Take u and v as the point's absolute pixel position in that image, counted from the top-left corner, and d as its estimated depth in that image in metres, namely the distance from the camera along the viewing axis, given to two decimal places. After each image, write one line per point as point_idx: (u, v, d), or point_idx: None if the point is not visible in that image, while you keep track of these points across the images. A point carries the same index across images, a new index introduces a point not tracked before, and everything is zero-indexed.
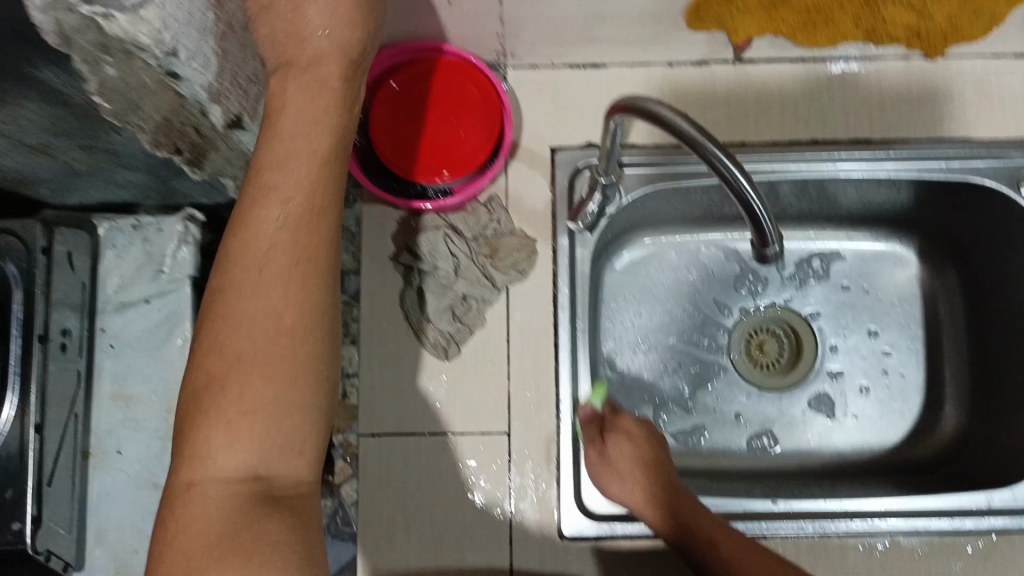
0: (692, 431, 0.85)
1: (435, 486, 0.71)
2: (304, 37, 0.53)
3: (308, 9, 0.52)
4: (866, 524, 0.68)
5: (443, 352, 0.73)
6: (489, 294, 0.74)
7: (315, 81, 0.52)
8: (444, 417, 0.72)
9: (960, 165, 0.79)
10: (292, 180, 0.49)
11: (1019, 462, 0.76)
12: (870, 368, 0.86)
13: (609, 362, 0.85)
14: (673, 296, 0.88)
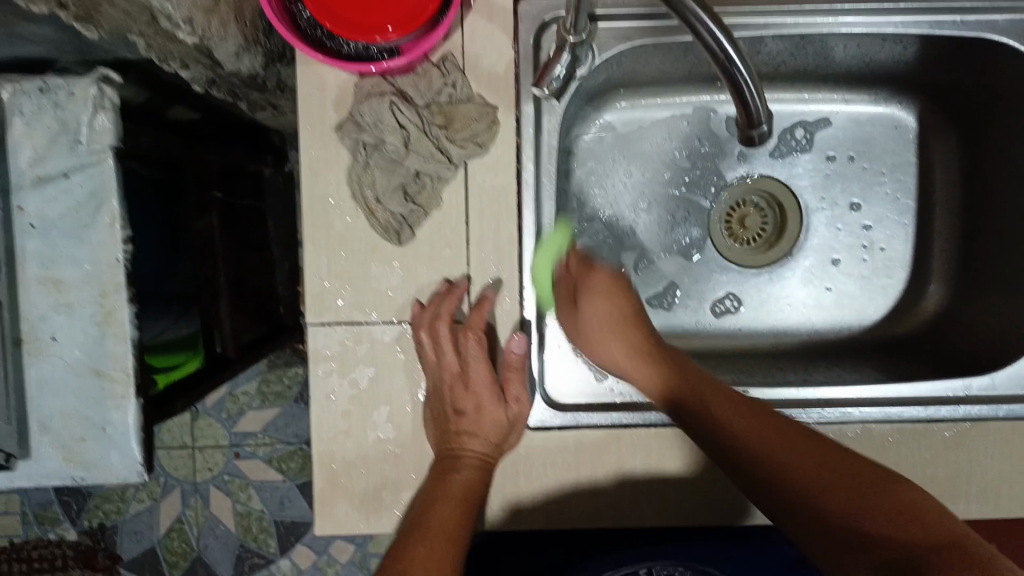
0: (665, 291, 0.82)
1: (391, 375, 0.68)
2: (461, 415, 0.66)
3: (464, 405, 0.66)
4: (835, 413, 0.66)
5: (396, 237, 0.66)
6: (445, 170, 0.65)
7: (471, 439, 0.65)
8: (399, 305, 0.68)
9: (977, 19, 0.69)
10: (436, 520, 0.62)
11: (994, 342, 0.74)
12: (850, 243, 0.81)
13: (582, 230, 0.79)
14: (670, 157, 0.82)
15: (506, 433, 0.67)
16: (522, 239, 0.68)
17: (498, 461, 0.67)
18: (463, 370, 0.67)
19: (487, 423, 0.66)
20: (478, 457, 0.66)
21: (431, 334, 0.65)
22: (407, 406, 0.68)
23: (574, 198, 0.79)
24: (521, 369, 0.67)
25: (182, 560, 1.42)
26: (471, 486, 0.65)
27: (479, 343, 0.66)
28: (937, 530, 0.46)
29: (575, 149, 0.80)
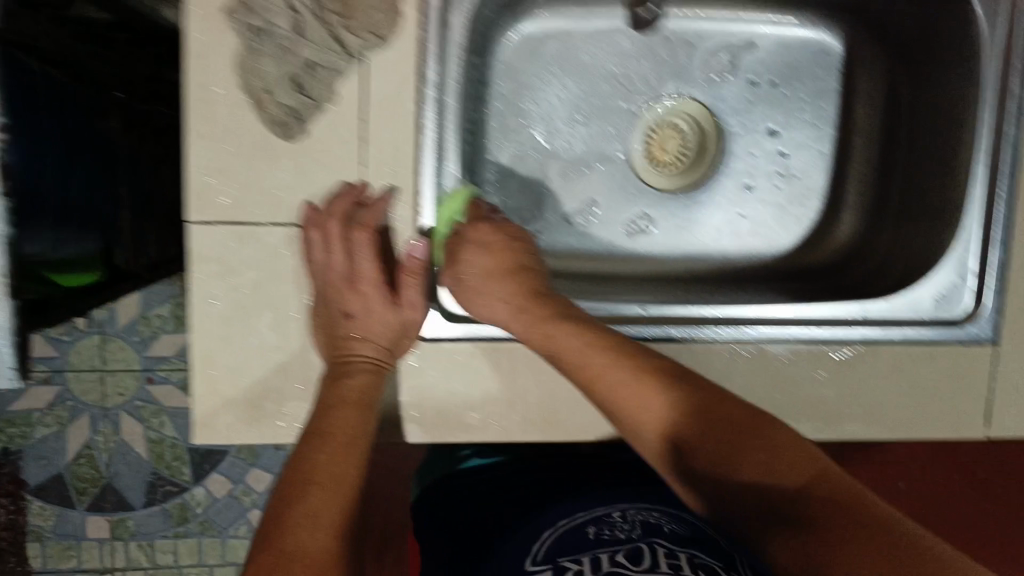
0: (583, 208, 0.80)
1: (276, 279, 0.66)
2: (352, 317, 0.66)
3: (354, 305, 0.66)
4: (730, 332, 0.67)
5: (286, 131, 0.62)
6: (341, 62, 0.61)
7: (362, 342, 0.65)
8: (287, 205, 0.64)
9: None
10: (338, 428, 0.61)
11: (890, 268, 0.75)
12: (764, 170, 0.80)
13: (505, 142, 0.77)
14: (599, 70, 0.79)
15: (397, 338, 0.66)
16: (419, 145, 0.64)
17: (391, 365, 0.67)
18: (353, 271, 0.66)
19: (378, 325, 0.66)
20: (370, 360, 0.65)
21: (324, 234, 0.63)
22: (294, 314, 0.66)
23: (487, 106, 0.76)
24: (419, 276, 0.66)
25: (91, 488, 1.37)
26: (366, 388, 0.64)
27: (371, 240, 0.65)
28: (793, 468, 0.55)
29: (500, 55, 0.76)
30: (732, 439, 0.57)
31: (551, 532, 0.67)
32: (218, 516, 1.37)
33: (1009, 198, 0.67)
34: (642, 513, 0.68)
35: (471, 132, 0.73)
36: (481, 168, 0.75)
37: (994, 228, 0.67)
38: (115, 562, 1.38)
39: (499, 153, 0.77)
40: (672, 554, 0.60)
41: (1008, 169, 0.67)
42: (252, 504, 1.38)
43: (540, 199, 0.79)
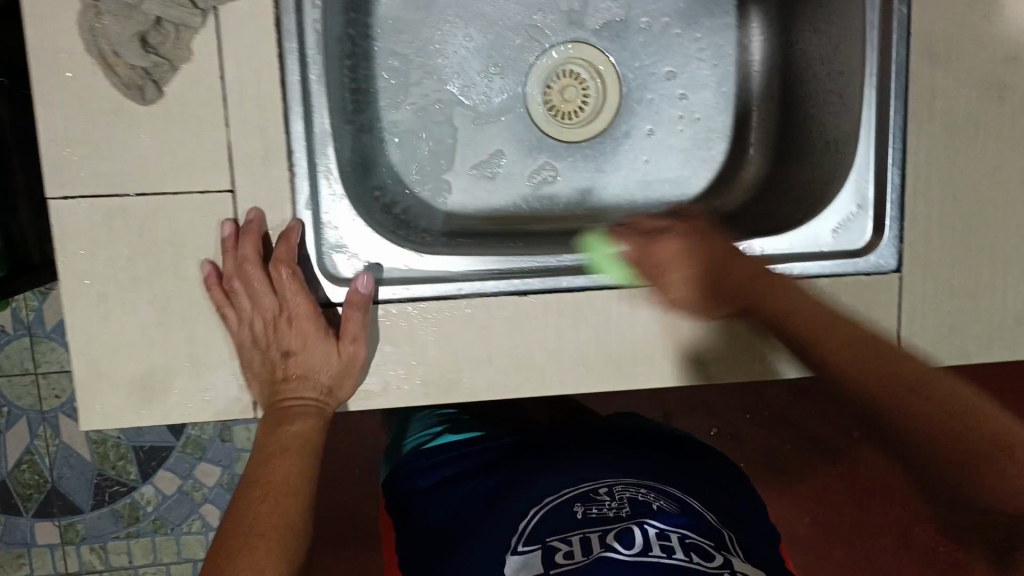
0: (488, 161, 0.77)
1: (149, 256, 0.61)
2: (286, 356, 0.60)
3: (286, 340, 0.60)
4: (619, 278, 0.65)
5: (140, 93, 0.59)
6: (190, 17, 0.58)
7: (302, 377, 0.61)
8: (151, 174, 0.60)
9: None
10: (279, 456, 0.59)
11: (795, 203, 0.72)
12: (665, 114, 0.78)
13: (401, 99, 0.75)
14: (500, 19, 0.76)
15: (338, 377, 0.61)
16: (286, 99, 0.60)
17: (336, 403, 0.62)
18: (279, 303, 0.60)
19: (316, 361, 0.60)
20: (312, 401, 0.61)
21: (241, 279, 0.59)
22: (172, 286, 0.61)
23: (377, 62, 0.73)
24: (364, 309, 0.61)
25: (36, 493, 1.13)
26: (310, 432, 0.61)
27: (294, 277, 0.60)
28: (964, 413, 0.52)
29: (386, 8, 0.73)
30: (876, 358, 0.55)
31: (537, 510, 0.63)
32: (175, 513, 1.15)
33: (904, 117, 0.65)
34: (632, 490, 0.64)
35: (352, 89, 0.70)
36: (371, 126, 0.73)
37: (890, 151, 0.65)
38: (69, 568, 1.16)
39: (395, 109, 0.75)
40: (664, 535, 0.57)
41: (902, 88, 0.64)
42: (206, 498, 1.15)
43: (441, 156, 0.76)
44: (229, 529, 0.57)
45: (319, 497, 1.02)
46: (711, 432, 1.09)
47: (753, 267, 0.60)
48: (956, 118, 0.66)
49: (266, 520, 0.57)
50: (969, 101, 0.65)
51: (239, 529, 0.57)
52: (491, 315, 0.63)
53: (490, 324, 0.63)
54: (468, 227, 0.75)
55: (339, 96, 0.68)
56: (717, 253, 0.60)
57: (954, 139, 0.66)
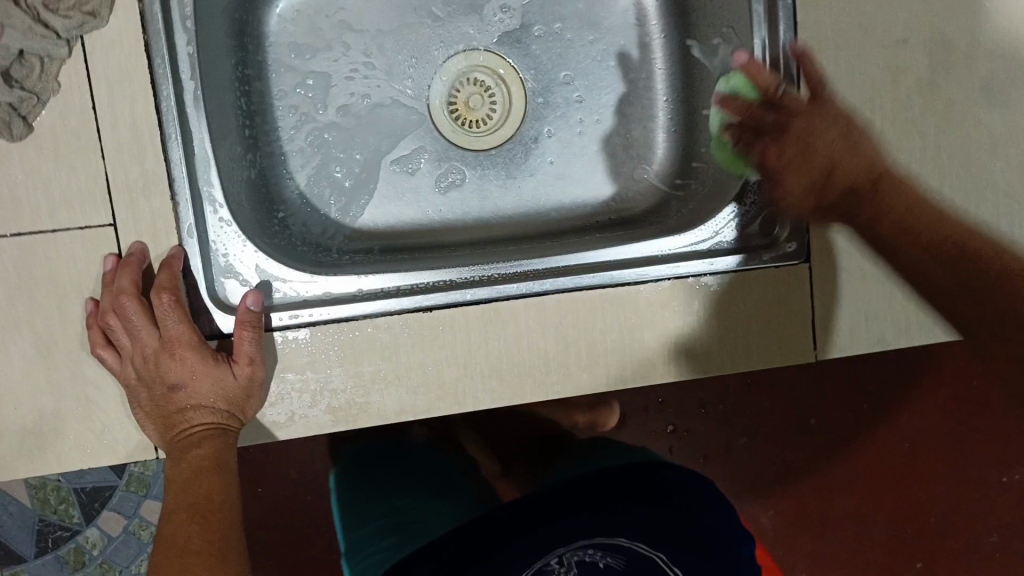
0: (400, 174, 0.76)
1: (32, 299, 0.58)
2: (173, 386, 0.57)
3: (172, 372, 0.57)
4: (524, 287, 0.63)
5: (7, 131, 0.56)
6: (55, 48, 0.55)
7: (194, 404, 0.58)
8: (26, 211, 0.57)
9: None
10: (191, 481, 0.57)
11: (703, 202, 0.72)
12: (563, 118, 0.77)
13: (316, 114, 0.73)
14: (417, 38, 0.75)
15: (233, 399, 0.58)
16: (163, 125, 0.59)
17: (241, 424, 0.59)
18: (161, 335, 0.57)
19: (205, 386, 0.57)
20: (211, 426, 0.58)
21: (119, 311, 0.57)
22: (57, 325, 0.59)
23: (285, 78, 0.72)
24: (256, 328, 0.59)
25: None
26: (217, 455, 0.58)
27: (177, 304, 0.58)
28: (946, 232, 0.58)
29: (293, 23, 0.72)
30: (894, 221, 0.60)
31: None
32: (122, 554, 1.07)
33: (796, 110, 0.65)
34: (581, 552, 0.62)
35: (248, 111, 0.69)
36: (271, 145, 0.71)
37: None
38: None
39: (303, 126, 0.73)
40: None
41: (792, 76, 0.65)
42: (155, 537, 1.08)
43: (354, 171, 0.75)
44: (165, 563, 0.54)
45: (268, 530, 0.99)
46: (668, 430, 1.09)
47: (857, 164, 0.62)
48: (850, 103, 0.66)
49: (202, 534, 0.55)
50: (860, 84, 0.66)
51: (173, 558, 0.53)
52: (393, 334, 0.61)
53: (392, 344, 0.61)
54: (375, 242, 0.74)
55: (232, 116, 0.66)
56: (794, 150, 0.64)
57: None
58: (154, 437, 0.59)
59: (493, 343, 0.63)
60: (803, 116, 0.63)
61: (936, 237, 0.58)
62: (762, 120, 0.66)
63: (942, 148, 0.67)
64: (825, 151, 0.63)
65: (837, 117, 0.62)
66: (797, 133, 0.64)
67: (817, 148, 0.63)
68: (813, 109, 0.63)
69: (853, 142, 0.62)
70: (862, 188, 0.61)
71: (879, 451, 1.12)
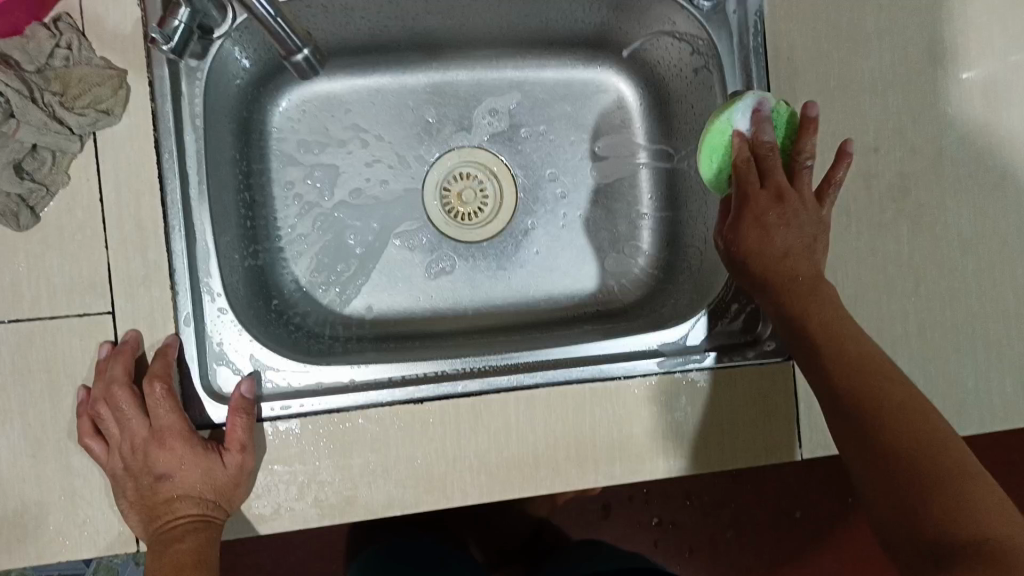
0: (393, 265, 0.78)
1: (21, 385, 0.58)
2: (160, 476, 0.57)
3: (160, 461, 0.57)
4: (514, 380, 0.64)
5: (15, 221, 0.57)
6: (67, 143, 0.58)
7: (181, 494, 0.57)
8: (25, 300, 0.58)
9: None
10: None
11: (685, 298, 0.74)
12: (550, 213, 0.80)
13: (318, 203, 0.76)
14: (412, 137, 0.79)
15: (221, 490, 0.58)
16: (167, 218, 0.60)
17: (225, 517, 0.58)
18: (152, 424, 0.57)
19: (192, 476, 0.57)
20: (197, 518, 0.57)
21: (110, 400, 0.57)
22: (47, 414, 0.59)
23: (286, 174, 0.75)
24: (249, 415, 0.59)
25: None
26: (201, 548, 0.56)
27: (169, 393, 0.58)
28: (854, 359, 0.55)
29: (297, 122, 0.76)
30: (895, 408, 0.52)
31: None
32: None
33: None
34: None
35: (248, 203, 0.71)
36: (269, 237, 0.73)
37: None
38: None
39: (298, 219, 0.75)
40: None
41: None
42: None
43: (349, 262, 0.77)
44: None
45: None
46: (653, 522, 1.08)
47: (804, 269, 0.59)
48: None
49: None
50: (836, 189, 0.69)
51: None
52: (383, 426, 0.62)
53: (383, 437, 0.62)
54: (367, 330, 0.75)
55: (232, 209, 0.68)
56: (776, 214, 0.59)
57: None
58: (136, 529, 0.58)
59: (484, 436, 0.63)
60: (796, 195, 0.60)
61: (932, 455, 0.49)
62: (766, 159, 0.60)
63: (915, 253, 0.70)
64: (786, 235, 0.59)
65: (807, 220, 0.60)
66: (787, 204, 0.60)
67: (782, 239, 0.59)
68: (798, 188, 0.61)
69: (813, 245, 0.60)
70: (796, 283, 0.59)
71: (870, 539, 1.11)
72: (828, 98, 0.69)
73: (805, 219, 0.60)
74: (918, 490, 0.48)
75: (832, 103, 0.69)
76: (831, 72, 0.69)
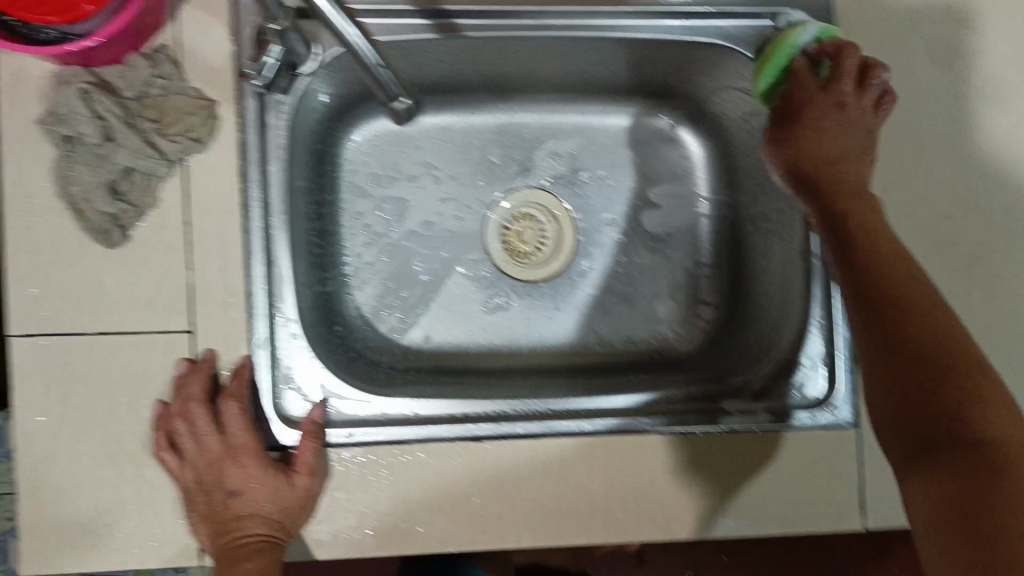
0: (455, 299, 0.79)
1: (100, 394, 0.62)
2: (230, 493, 0.59)
3: (232, 477, 0.59)
4: (573, 426, 0.65)
5: (107, 239, 0.61)
6: (158, 167, 0.60)
7: (250, 510, 0.58)
8: (112, 314, 0.61)
9: (695, 30, 0.69)
10: None
11: (745, 358, 0.74)
12: (603, 258, 0.81)
13: (386, 233, 0.78)
14: (478, 173, 0.80)
15: (287, 509, 0.59)
16: (248, 246, 0.63)
17: (289, 538, 0.60)
18: (226, 440, 0.60)
19: (261, 493, 0.59)
20: (264, 537, 0.58)
21: (185, 416, 0.60)
22: (123, 425, 0.62)
23: (355, 204, 0.77)
24: (318, 439, 0.62)
25: None
26: (267, 567, 0.57)
27: (243, 413, 0.61)
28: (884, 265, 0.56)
29: (370, 153, 0.78)
30: (921, 319, 0.52)
31: None
32: None
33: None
34: None
35: (319, 232, 0.74)
36: (333, 264, 0.75)
37: (815, 298, 0.68)
38: None
39: (363, 249, 0.77)
40: None
41: None
42: None
43: (413, 291, 0.78)
44: None
45: None
46: None
47: (853, 174, 0.63)
48: None
49: None
50: None
51: None
52: (440, 461, 0.64)
53: (439, 472, 0.64)
54: (427, 361, 0.77)
55: (304, 236, 0.70)
56: (831, 122, 0.64)
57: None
58: (204, 544, 0.59)
59: (541, 479, 0.64)
60: (852, 108, 0.64)
61: (937, 367, 0.49)
62: (839, 66, 0.64)
63: (983, 326, 0.69)
64: (837, 141, 0.64)
65: (861, 133, 0.64)
66: (841, 111, 0.64)
67: (829, 143, 0.64)
68: (858, 102, 0.65)
69: (864, 150, 0.64)
70: (845, 187, 0.62)
71: None
72: (898, 164, 0.69)
73: (857, 128, 0.64)
74: (934, 406, 0.49)
75: (903, 169, 0.69)
76: (903, 138, 0.70)
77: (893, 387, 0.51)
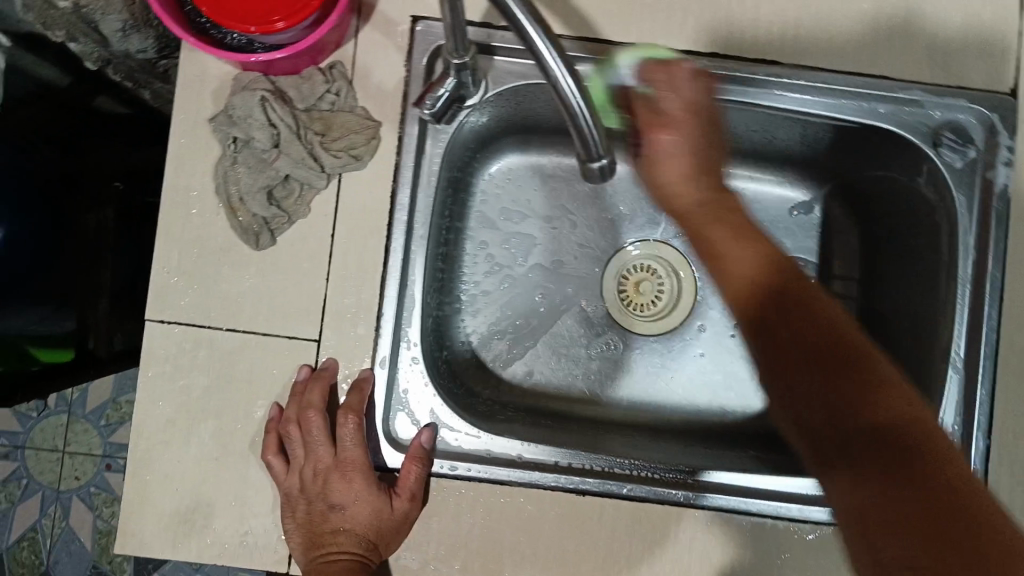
0: (565, 340, 0.78)
1: (222, 390, 0.62)
2: (331, 505, 0.59)
3: (336, 490, 0.59)
4: (680, 494, 0.63)
5: (254, 240, 0.62)
6: (316, 179, 0.62)
7: (347, 525, 0.58)
8: (246, 313, 0.62)
9: (859, 108, 0.68)
10: None
11: None
12: (719, 322, 0.79)
13: (507, 264, 0.78)
14: (606, 218, 0.80)
15: (382, 530, 0.59)
16: (386, 266, 0.63)
17: (377, 560, 0.59)
18: (337, 453, 0.60)
19: (360, 510, 0.59)
20: (355, 557, 0.58)
21: (302, 423, 0.60)
22: (238, 423, 0.62)
23: (482, 232, 0.78)
24: (424, 464, 0.61)
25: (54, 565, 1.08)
26: None
27: (358, 428, 0.61)
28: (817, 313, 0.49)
29: (503, 184, 0.79)
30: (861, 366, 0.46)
31: None
32: None
33: (988, 397, 0.66)
34: None
35: (445, 255, 0.74)
36: (453, 288, 0.76)
37: (946, 401, 0.66)
38: None
39: (482, 277, 0.77)
40: None
41: (988, 351, 0.66)
42: None
43: (524, 326, 0.78)
44: None
45: None
46: None
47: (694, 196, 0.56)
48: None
49: None
50: None
51: None
52: (542, 509, 0.63)
53: (539, 518, 0.63)
54: (531, 399, 0.75)
55: (433, 259, 0.71)
56: (668, 142, 0.56)
57: (1019, 410, 0.66)
58: (296, 551, 0.59)
59: (637, 541, 0.63)
60: (677, 121, 0.56)
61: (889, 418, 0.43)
62: (663, 81, 0.57)
63: None
64: (674, 163, 0.56)
65: (699, 147, 0.56)
66: (660, 124, 0.57)
67: (677, 165, 0.56)
68: (679, 115, 0.56)
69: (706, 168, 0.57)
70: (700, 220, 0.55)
71: None
72: None
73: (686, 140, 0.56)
74: (893, 467, 0.41)
75: None
76: None
77: (851, 465, 0.44)
